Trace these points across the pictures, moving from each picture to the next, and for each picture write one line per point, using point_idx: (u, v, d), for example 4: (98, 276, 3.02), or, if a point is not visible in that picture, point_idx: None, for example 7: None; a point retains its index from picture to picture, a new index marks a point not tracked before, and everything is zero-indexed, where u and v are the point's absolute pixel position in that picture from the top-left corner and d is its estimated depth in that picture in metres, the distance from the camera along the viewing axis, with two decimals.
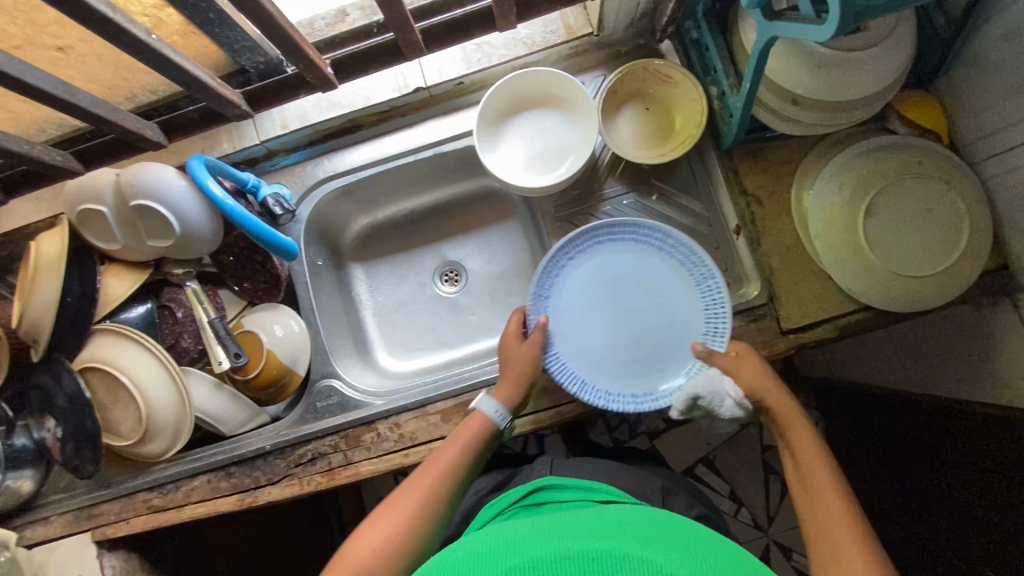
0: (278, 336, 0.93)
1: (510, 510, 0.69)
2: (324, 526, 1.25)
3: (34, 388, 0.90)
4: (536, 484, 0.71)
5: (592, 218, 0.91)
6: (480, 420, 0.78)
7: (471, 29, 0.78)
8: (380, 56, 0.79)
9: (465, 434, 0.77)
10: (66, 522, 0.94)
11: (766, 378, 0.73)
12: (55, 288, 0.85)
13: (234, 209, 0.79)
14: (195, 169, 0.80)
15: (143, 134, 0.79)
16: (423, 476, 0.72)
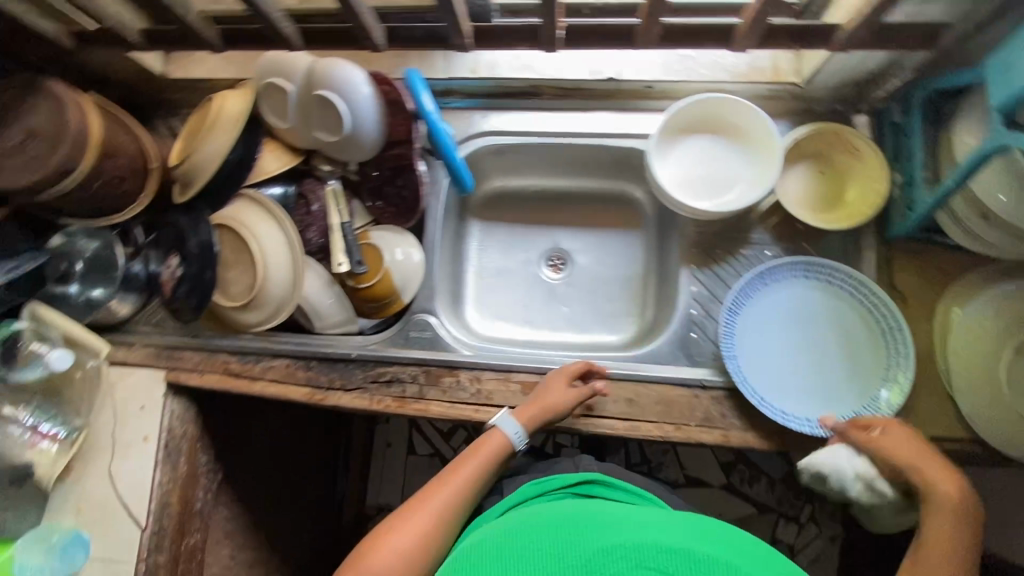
0: (397, 259, 0.96)
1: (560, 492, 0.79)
2: None
3: (168, 226, 0.95)
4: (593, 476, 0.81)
5: (731, 256, 0.90)
6: (500, 437, 0.82)
7: (704, 39, 0.79)
8: (604, 35, 0.81)
9: (485, 446, 0.81)
10: (146, 354, 0.99)
11: (916, 454, 0.70)
12: (226, 143, 0.90)
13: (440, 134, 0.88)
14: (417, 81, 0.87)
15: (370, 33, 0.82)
16: (450, 478, 0.77)
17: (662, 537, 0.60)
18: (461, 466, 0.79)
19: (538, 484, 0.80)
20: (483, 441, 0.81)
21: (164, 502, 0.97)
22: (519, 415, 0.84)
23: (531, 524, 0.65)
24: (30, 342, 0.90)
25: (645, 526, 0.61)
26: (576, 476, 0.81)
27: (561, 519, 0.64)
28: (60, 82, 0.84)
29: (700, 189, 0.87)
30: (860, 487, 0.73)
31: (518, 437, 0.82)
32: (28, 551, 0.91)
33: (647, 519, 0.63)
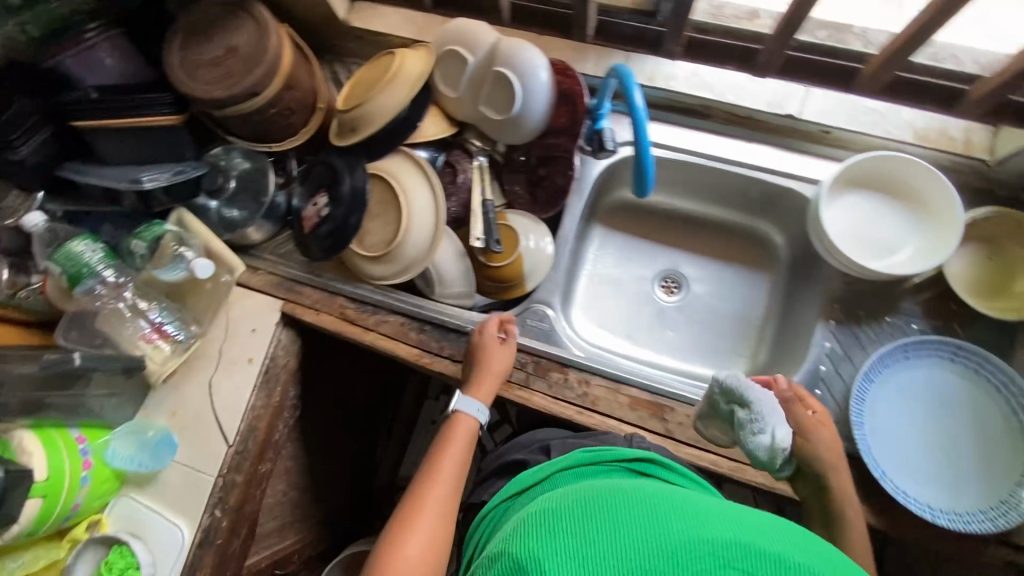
0: (529, 246, 0.96)
1: (610, 468, 0.64)
2: None
3: (322, 165, 0.98)
4: (644, 453, 0.67)
5: (873, 321, 0.87)
6: (467, 420, 0.83)
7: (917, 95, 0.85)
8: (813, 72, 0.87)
9: (457, 437, 0.81)
10: (269, 282, 1.01)
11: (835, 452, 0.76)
12: (398, 99, 0.93)
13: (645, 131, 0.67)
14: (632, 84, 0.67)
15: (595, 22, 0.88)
16: (437, 481, 0.75)
17: (743, 533, 0.43)
18: (441, 466, 0.77)
19: (591, 452, 0.68)
20: (452, 437, 0.81)
21: (252, 426, 0.99)
22: (477, 393, 0.85)
23: (569, 501, 0.49)
24: (172, 246, 0.93)
25: (724, 521, 0.45)
26: (633, 452, 0.66)
27: (609, 497, 0.48)
28: (262, 8, 0.86)
29: (860, 247, 0.85)
30: (768, 448, 0.72)
31: (479, 411, 0.84)
32: (123, 440, 0.96)
33: (723, 510, 0.47)
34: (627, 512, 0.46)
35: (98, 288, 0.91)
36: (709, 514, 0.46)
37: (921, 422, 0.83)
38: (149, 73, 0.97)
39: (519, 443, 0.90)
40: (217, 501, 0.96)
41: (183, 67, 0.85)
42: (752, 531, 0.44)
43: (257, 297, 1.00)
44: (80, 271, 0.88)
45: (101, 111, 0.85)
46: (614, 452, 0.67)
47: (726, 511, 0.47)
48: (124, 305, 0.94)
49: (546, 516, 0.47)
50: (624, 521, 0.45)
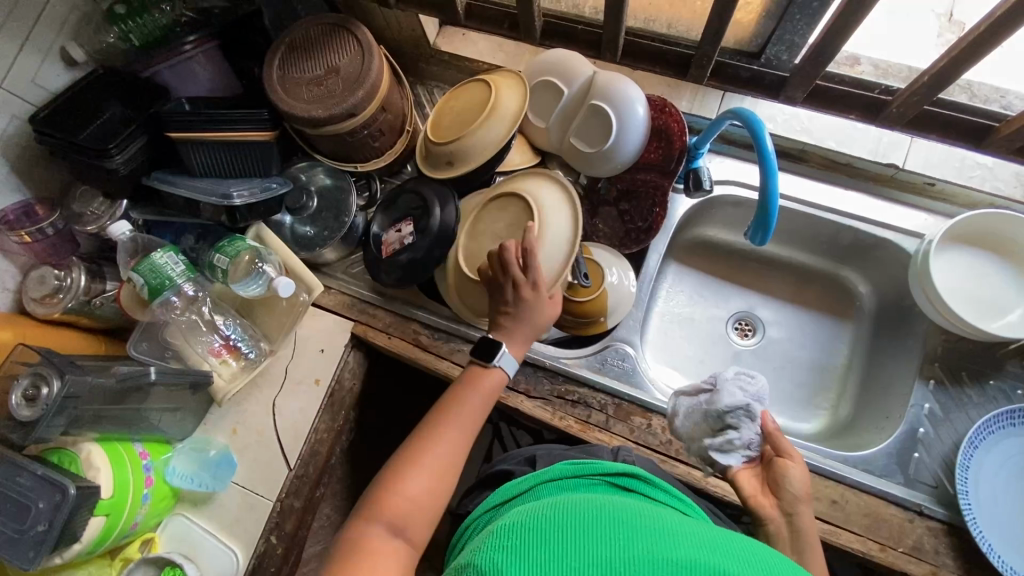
0: (612, 281, 0.94)
1: (593, 483, 0.60)
2: None
3: (410, 194, 0.96)
4: (628, 469, 0.62)
5: (977, 383, 0.83)
6: (495, 377, 0.76)
7: None
8: (948, 128, 0.79)
9: (483, 376, 0.75)
10: (341, 302, 1.00)
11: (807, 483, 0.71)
12: (497, 130, 0.91)
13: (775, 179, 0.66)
14: (760, 123, 0.68)
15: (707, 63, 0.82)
16: (457, 415, 0.71)
17: (704, 554, 0.42)
18: (459, 398, 0.73)
19: (571, 466, 0.64)
20: (470, 378, 0.75)
21: (314, 450, 0.96)
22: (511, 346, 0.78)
23: (536, 515, 0.49)
24: (251, 261, 0.90)
25: (687, 540, 0.44)
26: (616, 466, 0.62)
27: (574, 513, 0.47)
28: (365, 29, 0.86)
29: (967, 307, 0.82)
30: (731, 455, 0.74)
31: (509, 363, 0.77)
32: (181, 457, 0.93)
33: (688, 529, 0.46)
34: (590, 525, 0.45)
35: (174, 300, 0.89)
36: (672, 533, 0.45)
37: None
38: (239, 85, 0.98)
39: (509, 455, 0.89)
40: (272, 527, 0.92)
41: (283, 84, 0.85)
42: (714, 551, 0.42)
43: (328, 318, 0.99)
44: (162, 283, 0.84)
45: (197, 125, 0.84)
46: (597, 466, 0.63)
47: (691, 530, 0.46)
48: (196, 317, 0.93)
49: (509, 531, 0.47)
50: (584, 536, 0.44)
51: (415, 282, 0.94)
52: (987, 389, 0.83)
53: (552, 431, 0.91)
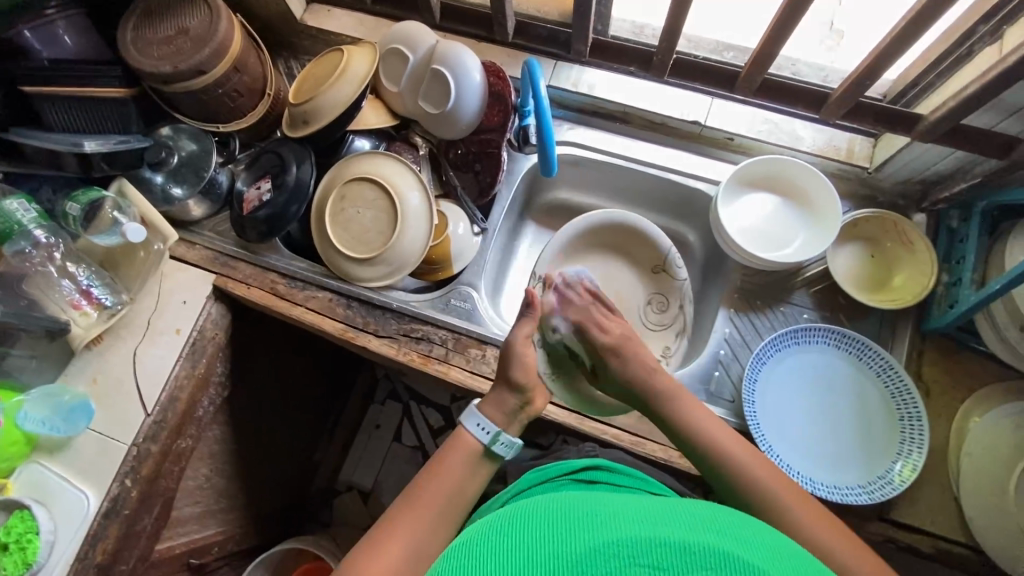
0: (458, 232, 1.03)
1: (562, 479, 0.77)
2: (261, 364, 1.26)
3: (270, 153, 1.03)
4: (589, 464, 0.79)
5: (770, 311, 0.94)
6: (468, 440, 0.72)
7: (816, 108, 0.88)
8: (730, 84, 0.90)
9: (453, 454, 0.71)
10: (205, 257, 1.04)
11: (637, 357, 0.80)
12: (346, 95, 0.98)
13: (546, 118, 0.80)
14: (536, 67, 0.80)
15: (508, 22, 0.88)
16: (427, 499, 0.66)
17: (645, 528, 0.46)
18: (436, 481, 0.68)
19: (538, 472, 0.80)
20: (449, 457, 0.70)
21: (173, 396, 0.99)
22: (488, 412, 0.75)
23: (491, 529, 0.51)
24: (109, 211, 0.97)
25: (625, 518, 0.48)
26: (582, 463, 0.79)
27: (528, 516, 0.51)
28: None
29: (757, 242, 0.93)
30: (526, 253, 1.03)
31: (484, 430, 0.72)
32: (35, 404, 0.94)
33: (627, 507, 0.50)
34: (542, 522, 0.49)
35: (30, 250, 0.94)
36: (613, 515, 0.49)
37: (812, 404, 0.88)
38: (105, 52, 1.03)
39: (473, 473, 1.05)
40: (128, 470, 0.95)
41: (136, 44, 0.91)
42: (649, 522, 0.47)
43: (192, 270, 1.03)
44: (11, 229, 0.92)
45: (50, 79, 0.90)
46: (563, 467, 0.79)
47: (630, 507, 0.50)
48: (52, 267, 0.95)
49: (468, 551, 0.48)
50: (540, 535, 0.47)
51: (276, 237, 1.00)
52: (779, 314, 0.94)
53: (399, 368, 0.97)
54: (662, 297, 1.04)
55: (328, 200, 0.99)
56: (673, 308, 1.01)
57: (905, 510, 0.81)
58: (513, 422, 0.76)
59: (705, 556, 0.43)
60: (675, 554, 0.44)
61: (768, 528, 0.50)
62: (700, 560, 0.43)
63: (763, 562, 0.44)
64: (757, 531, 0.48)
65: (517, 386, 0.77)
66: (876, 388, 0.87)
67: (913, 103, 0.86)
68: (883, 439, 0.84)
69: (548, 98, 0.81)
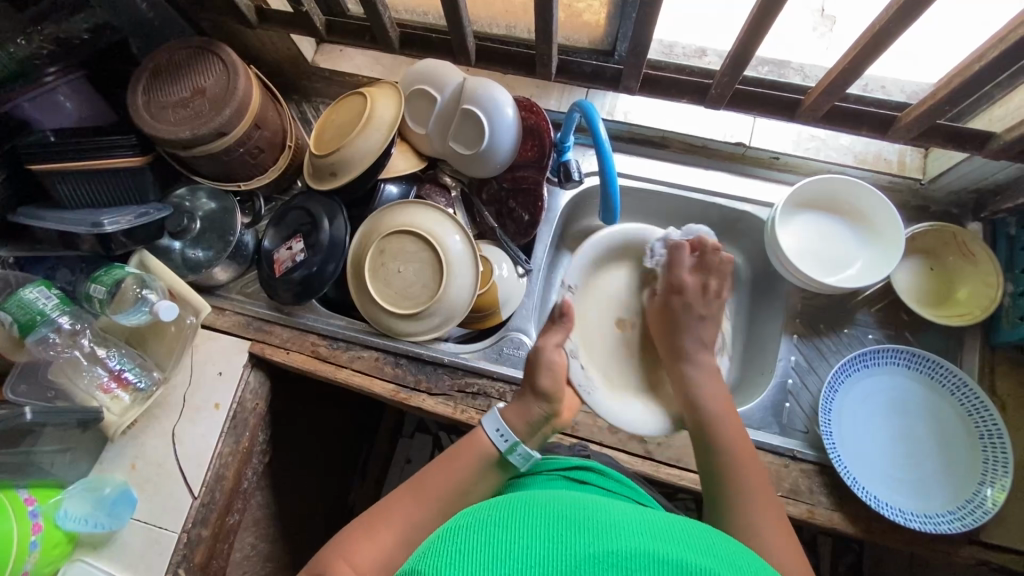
0: (503, 275, 0.99)
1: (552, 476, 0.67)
2: (294, 420, 1.20)
3: (298, 210, 0.98)
4: (582, 463, 0.70)
5: (834, 334, 0.91)
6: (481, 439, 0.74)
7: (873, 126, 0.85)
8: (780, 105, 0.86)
9: (463, 455, 0.73)
10: (237, 323, 0.99)
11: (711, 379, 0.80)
12: (376, 143, 0.93)
13: (609, 160, 0.77)
14: (591, 108, 0.77)
15: (550, 60, 0.84)
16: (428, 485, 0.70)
17: (650, 542, 0.40)
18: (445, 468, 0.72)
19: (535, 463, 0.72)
20: (461, 452, 0.73)
21: (219, 474, 0.94)
22: (511, 419, 0.76)
23: (472, 515, 0.45)
24: (134, 289, 0.90)
25: (630, 529, 0.41)
26: (574, 461, 0.69)
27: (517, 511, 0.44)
28: (230, 50, 0.87)
29: (817, 265, 0.90)
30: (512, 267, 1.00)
31: (502, 437, 0.73)
32: (75, 500, 0.88)
33: (631, 515, 0.44)
34: (529, 520, 0.43)
35: (52, 337, 0.88)
36: (614, 522, 0.43)
37: (887, 428, 0.86)
38: (109, 116, 0.96)
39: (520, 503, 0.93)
40: (180, 559, 0.90)
41: (149, 109, 0.85)
42: (657, 537, 0.41)
43: (224, 339, 0.98)
44: (33, 320, 0.84)
45: (61, 156, 0.83)
46: (557, 463, 0.70)
47: (632, 515, 0.44)
48: (79, 353, 0.90)
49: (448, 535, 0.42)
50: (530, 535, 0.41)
51: (313, 298, 0.95)
52: (843, 337, 0.92)
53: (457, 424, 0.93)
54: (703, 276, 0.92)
55: (366, 256, 0.94)
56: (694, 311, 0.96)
57: (995, 531, 0.79)
58: (529, 428, 0.76)
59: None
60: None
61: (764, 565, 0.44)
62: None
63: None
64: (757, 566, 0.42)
65: (544, 396, 0.78)
66: (952, 407, 0.85)
67: (967, 114, 0.84)
68: (966, 459, 0.82)
69: (605, 136, 0.78)
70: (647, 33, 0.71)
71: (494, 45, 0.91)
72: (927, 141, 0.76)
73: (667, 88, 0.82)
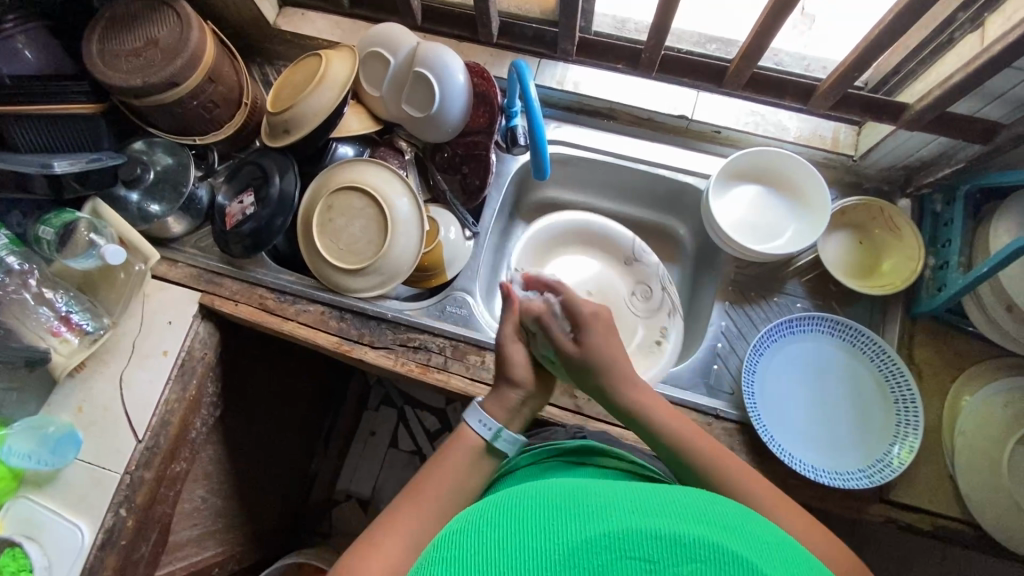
0: (450, 237, 1.02)
1: (554, 461, 0.70)
2: (249, 378, 1.23)
3: (251, 165, 1.00)
4: (580, 444, 0.73)
5: (764, 300, 0.95)
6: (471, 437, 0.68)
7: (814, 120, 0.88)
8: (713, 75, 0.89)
9: (458, 452, 0.67)
10: (189, 274, 1.01)
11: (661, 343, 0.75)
12: (327, 102, 0.95)
13: (536, 120, 0.81)
14: (524, 69, 0.81)
15: (492, 23, 0.87)
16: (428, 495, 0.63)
17: (645, 519, 0.41)
18: (438, 473, 0.65)
19: (529, 454, 0.74)
20: (451, 451, 0.67)
21: (164, 420, 0.96)
22: (491, 408, 0.70)
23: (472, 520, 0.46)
24: (85, 234, 0.93)
25: (620, 508, 0.43)
26: (574, 443, 0.72)
27: (514, 510, 0.45)
28: (185, 3, 0.89)
29: (750, 235, 0.94)
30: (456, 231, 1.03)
31: (486, 426, 0.68)
32: (20, 437, 0.89)
33: (624, 495, 0.45)
34: (532, 519, 0.43)
35: (2, 277, 0.90)
36: (602, 502, 0.44)
37: (808, 391, 0.89)
38: (68, 65, 0.98)
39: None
40: (122, 499, 0.92)
41: (102, 58, 0.87)
42: (655, 513, 0.42)
43: (176, 289, 1.00)
44: None
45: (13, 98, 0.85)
46: (554, 448, 0.73)
47: (624, 494, 0.45)
48: (28, 294, 0.92)
49: (445, 546, 0.44)
50: (529, 537, 0.41)
51: (262, 251, 0.98)
52: (772, 305, 0.95)
53: (399, 377, 0.96)
54: (644, 286, 1.05)
55: (315, 211, 0.96)
56: (657, 294, 1.03)
57: (904, 491, 0.83)
58: (514, 418, 0.71)
59: (708, 555, 0.38)
60: (675, 554, 0.38)
61: (766, 522, 0.46)
62: (699, 557, 0.38)
63: (761, 561, 0.40)
64: (758, 527, 0.44)
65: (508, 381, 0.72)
66: (871, 373, 0.88)
67: (894, 91, 0.87)
68: (880, 423, 0.86)
69: (538, 99, 0.82)
70: None
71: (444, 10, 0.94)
72: (846, 111, 0.83)
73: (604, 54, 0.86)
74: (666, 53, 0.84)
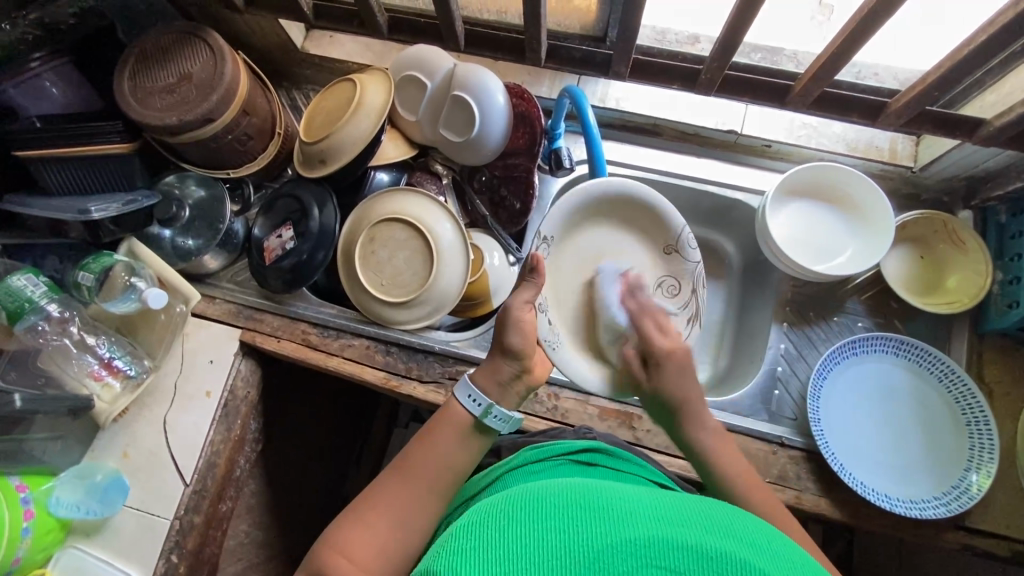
0: (494, 263, 0.99)
1: (560, 459, 0.64)
2: (287, 409, 1.21)
3: (287, 197, 0.97)
4: (585, 445, 0.67)
5: (822, 322, 0.92)
6: (459, 413, 0.64)
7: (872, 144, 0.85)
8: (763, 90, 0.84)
9: (442, 432, 0.63)
10: (228, 311, 0.99)
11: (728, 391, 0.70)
12: (365, 130, 0.92)
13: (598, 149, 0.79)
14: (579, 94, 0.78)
15: (540, 46, 0.84)
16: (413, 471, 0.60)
17: (664, 524, 0.38)
18: (421, 450, 0.62)
19: (534, 449, 0.66)
20: (438, 428, 0.63)
21: (211, 462, 0.94)
22: (486, 383, 0.65)
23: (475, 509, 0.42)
24: (125, 277, 0.90)
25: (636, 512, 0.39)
26: (580, 443, 0.67)
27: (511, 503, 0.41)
28: (216, 35, 0.86)
29: (807, 254, 0.91)
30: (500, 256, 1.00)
31: (476, 402, 0.63)
32: (66, 487, 0.88)
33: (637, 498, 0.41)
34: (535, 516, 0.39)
35: (42, 325, 0.88)
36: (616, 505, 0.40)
37: (875, 415, 0.87)
38: (97, 103, 0.95)
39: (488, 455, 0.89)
40: (172, 545, 0.90)
41: (134, 95, 0.85)
42: (675, 521, 0.38)
43: (216, 327, 0.98)
44: (22, 307, 0.85)
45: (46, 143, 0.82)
46: (560, 446, 0.66)
47: (643, 496, 0.42)
48: (68, 340, 0.90)
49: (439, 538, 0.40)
50: (535, 529, 0.38)
51: (303, 286, 0.95)
52: (830, 325, 0.93)
53: None
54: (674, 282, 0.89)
55: (355, 243, 0.93)
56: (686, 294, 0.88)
57: (981, 516, 0.80)
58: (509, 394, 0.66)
59: (733, 570, 0.35)
60: (699, 564, 0.35)
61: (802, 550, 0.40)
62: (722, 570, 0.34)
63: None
64: (794, 551, 0.39)
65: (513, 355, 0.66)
66: (941, 395, 0.85)
67: (957, 102, 0.84)
68: (953, 447, 0.83)
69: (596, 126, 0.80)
70: (636, 19, 0.72)
71: (484, 31, 0.90)
72: (918, 127, 0.77)
73: (656, 74, 0.83)
74: (726, 72, 0.81)
